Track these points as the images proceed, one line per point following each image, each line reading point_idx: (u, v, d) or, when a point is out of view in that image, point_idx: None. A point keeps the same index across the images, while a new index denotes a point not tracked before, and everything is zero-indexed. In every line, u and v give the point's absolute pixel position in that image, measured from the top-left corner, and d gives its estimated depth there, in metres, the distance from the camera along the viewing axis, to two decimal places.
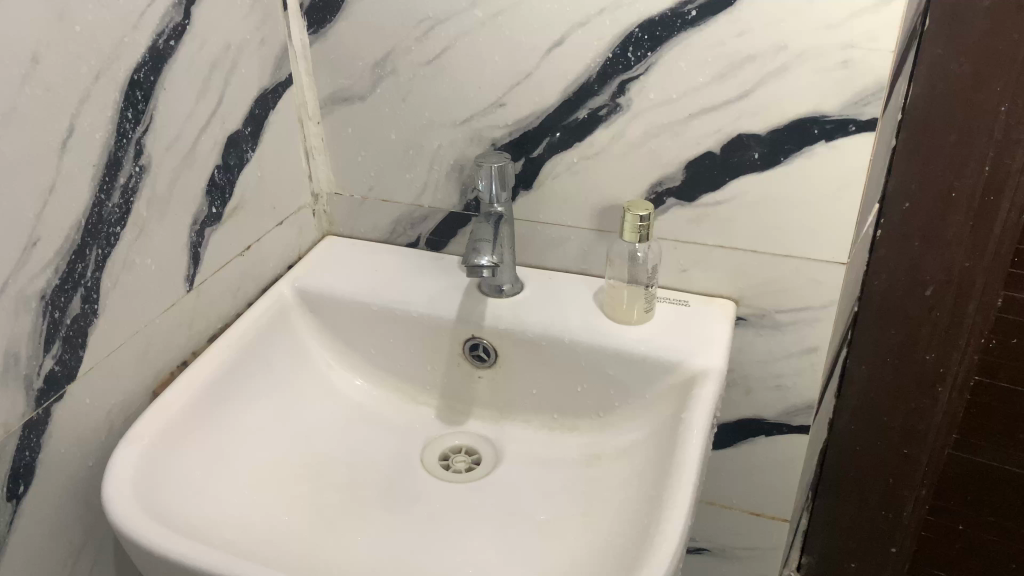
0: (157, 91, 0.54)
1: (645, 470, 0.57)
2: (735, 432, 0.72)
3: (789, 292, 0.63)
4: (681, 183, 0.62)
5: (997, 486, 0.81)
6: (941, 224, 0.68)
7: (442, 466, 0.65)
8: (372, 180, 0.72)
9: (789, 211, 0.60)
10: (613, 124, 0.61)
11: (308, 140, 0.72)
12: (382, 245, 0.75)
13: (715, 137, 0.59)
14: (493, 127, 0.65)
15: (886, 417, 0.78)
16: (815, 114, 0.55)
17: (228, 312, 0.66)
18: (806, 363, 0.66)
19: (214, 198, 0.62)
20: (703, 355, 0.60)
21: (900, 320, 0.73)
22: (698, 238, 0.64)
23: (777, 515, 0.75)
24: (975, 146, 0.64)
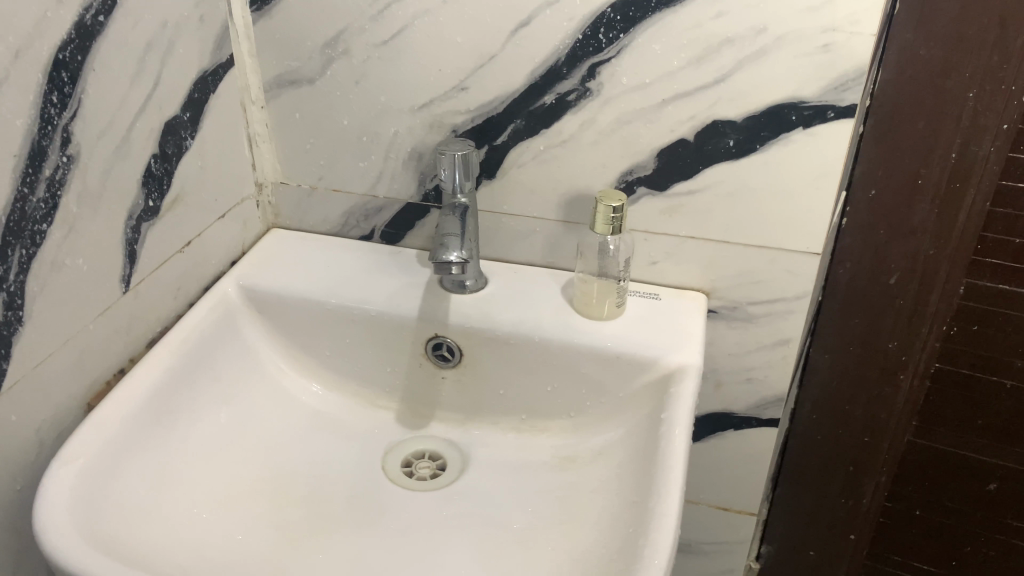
0: (85, 73, 0.49)
1: (625, 472, 0.55)
2: (704, 427, 0.70)
3: (763, 284, 0.62)
4: (653, 172, 0.59)
5: (954, 472, 0.82)
6: (907, 212, 0.66)
7: (406, 474, 0.61)
8: (321, 169, 0.67)
9: (764, 201, 0.58)
10: (583, 110, 0.58)
11: (250, 127, 0.67)
12: (333, 238, 0.71)
13: (689, 124, 0.57)
14: (454, 113, 0.61)
15: (848, 407, 0.77)
16: (794, 100, 0.53)
17: (168, 314, 0.61)
18: (778, 356, 0.65)
19: (151, 190, 0.56)
20: (680, 352, 0.58)
21: (865, 309, 0.72)
22: (670, 229, 0.62)
23: (746, 509, 0.73)
24: (942, 134, 0.62)
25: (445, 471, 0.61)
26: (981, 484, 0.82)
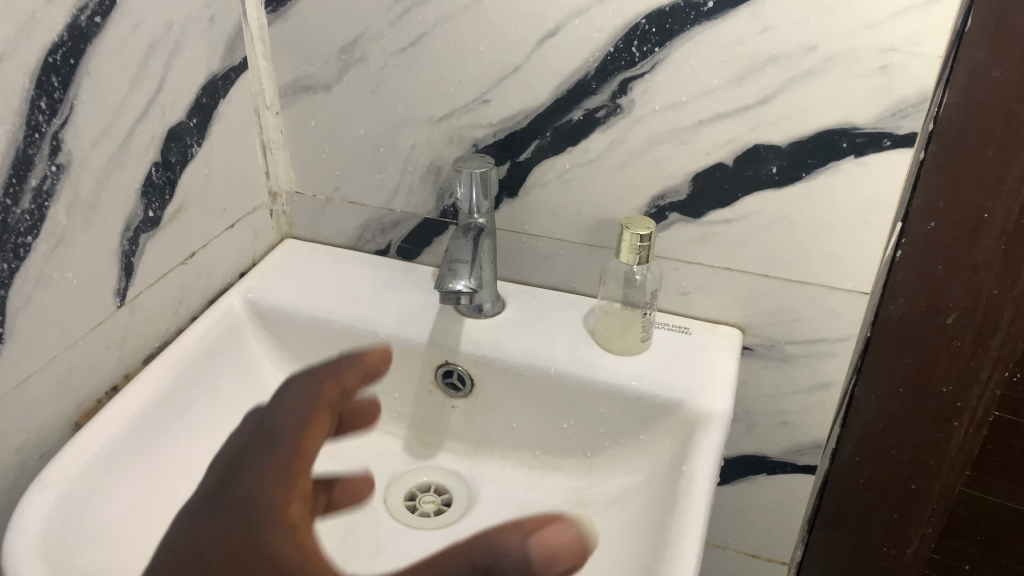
0: (78, 78, 0.46)
1: (640, 525, 0.51)
2: (733, 469, 0.65)
3: (803, 323, 0.56)
4: (686, 197, 0.55)
5: (1009, 527, 0.75)
6: (970, 247, 0.60)
7: (408, 508, 0.57)
8: (337, 179, 0.64)
9: (808, 234, 0.53)
10: (613, 128, 0.54)
11: (264, 134, 0.64)
12: (347, 252, 0.68)
13: (727, 147, 0.52)
14: (475, 126, 0.57)
15: (895, 452, 0.71)
16: (845, 126, 0.48)
17: (168, 328, 0.58)
18: (816, 401, 0.59)
19: (151, 200, 0.54)
20: (705, 396, 0.53)
21: (917, 350, 0.66)
22: (703, 260, 0.57)
23: (776, 558, 0.68)
24: (1014, 166, 0.55)
25: (451, 507, 0.58)
26: None
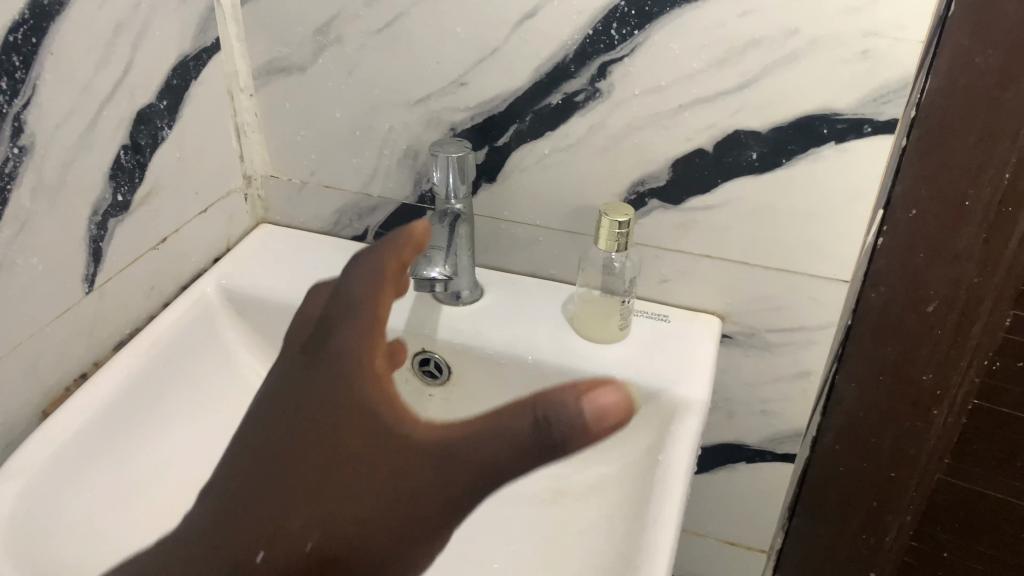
0: (41, 57, 0.44)
1: (616, 514, 0.50)
2: (713, 457, 0.65)
3: (783, 311, 0.56)
4: (666, 183, 0.54)
5: (987, 515, 0.76)
6: (951, 235, 0.60)
7: None
8: (313, 163, 0.63)
9: (788, 221, 0.52)
10: (592, 112, 0.53)
11: (239, 117, 0.62)
12: (323, 237, 0.67)
13: (707, 133, 0.51)
14: (452, 109, 0.56)
15: (875, 440, 0.71)
16: (825, 111, 0.47)
17: (139, 314, 0.57)
18: (796, 389, 0.59)
19: (119, 183, 0.52)
20: (683, 384, 0.52)
21: (898, 338, 0.65)
22: (682, 247, 0.56)
23: (756, 545, 0.68)
24: (996, 153, 0.55)
25: None
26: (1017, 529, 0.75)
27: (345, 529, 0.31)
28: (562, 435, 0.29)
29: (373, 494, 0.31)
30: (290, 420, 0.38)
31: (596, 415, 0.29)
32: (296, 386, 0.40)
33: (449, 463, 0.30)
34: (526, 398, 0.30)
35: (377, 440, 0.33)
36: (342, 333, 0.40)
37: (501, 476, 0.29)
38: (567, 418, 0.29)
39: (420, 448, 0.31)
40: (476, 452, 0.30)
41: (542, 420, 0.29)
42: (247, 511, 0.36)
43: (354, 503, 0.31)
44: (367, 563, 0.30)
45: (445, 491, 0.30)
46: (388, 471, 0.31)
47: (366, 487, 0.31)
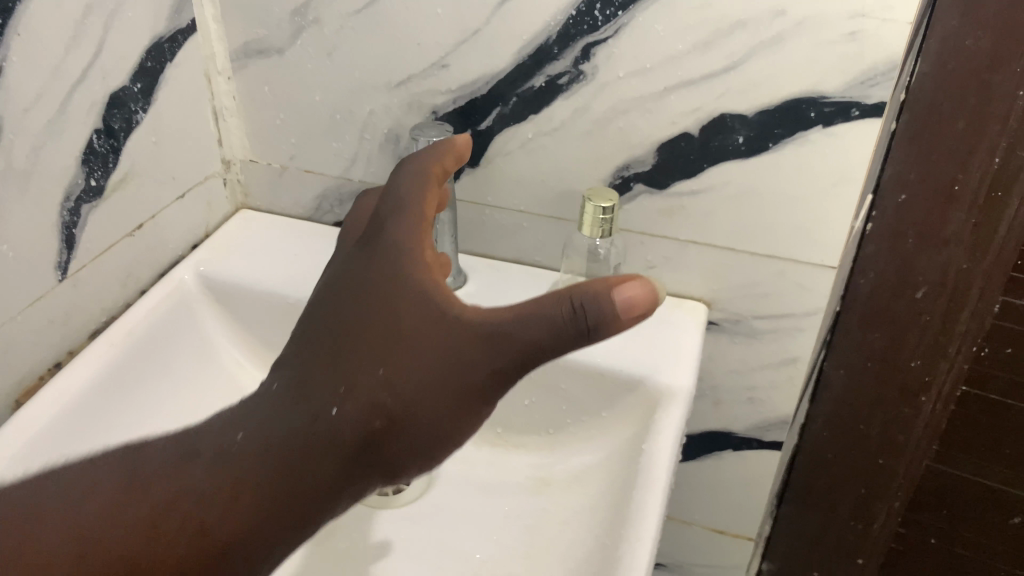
0: (8, 38, 0.43)
1: (600, 504, 0.50)
2: (699, 444, 0.64)
3: (770, 298, 0.55)
4: (651, 168, 0.53)
5: (975, 503, 0.75)
6: (940, 221, 0.59)
7: None
8: (293, 147, 0.62)
9: (775, 206, 0.51)
10: (576, 95, 0.52)
11: (217, 100, 0.61)
12: (304, 224, 0.66)
13: (693, 116, 0.50)
14: (434, 92, 0.55)
15: (863, 426, 0.71)
16: (812, 94, 0.47)
17: (115, 302, 0.56)
18: (783, 376, 0.58)
19: (93, 168, 0.51)
20: (667, 372, 0.52)
21: (887, 325, 0.65)
22: (668, 233, 0.55)
23: (742, 533, 0.68)
24: (986, 137, 0.54)
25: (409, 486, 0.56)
26: (1004, 516, 0.75)
27: (405, 389, 0.35)
28: (591, 325, 0.32)
29: (425, 358, 0.35)
30: (346, 291, 0.38)
31: (624, 306, 0.32)
32: (354, 275, 0.39)
33: (498, 338, 0.34)
34: (559, 291, 0.33)
35: (425, 320, 0.36)
36: (396, 223, 0.39)
37: (538, 352, 0.33)
38: (598, 306, 0.31)
39: (467, 326, 0.35)
40: (520, 333, 0.33)
41: (579, 306, 0.32)
42: (304, 393, 0.36)
43: (400, 371, 0.35)
44: (425, 418, 0.35)
45: (488, 362, 0.34)
46: (439, 339, 0.35)
47: (420, 353, 0.35)
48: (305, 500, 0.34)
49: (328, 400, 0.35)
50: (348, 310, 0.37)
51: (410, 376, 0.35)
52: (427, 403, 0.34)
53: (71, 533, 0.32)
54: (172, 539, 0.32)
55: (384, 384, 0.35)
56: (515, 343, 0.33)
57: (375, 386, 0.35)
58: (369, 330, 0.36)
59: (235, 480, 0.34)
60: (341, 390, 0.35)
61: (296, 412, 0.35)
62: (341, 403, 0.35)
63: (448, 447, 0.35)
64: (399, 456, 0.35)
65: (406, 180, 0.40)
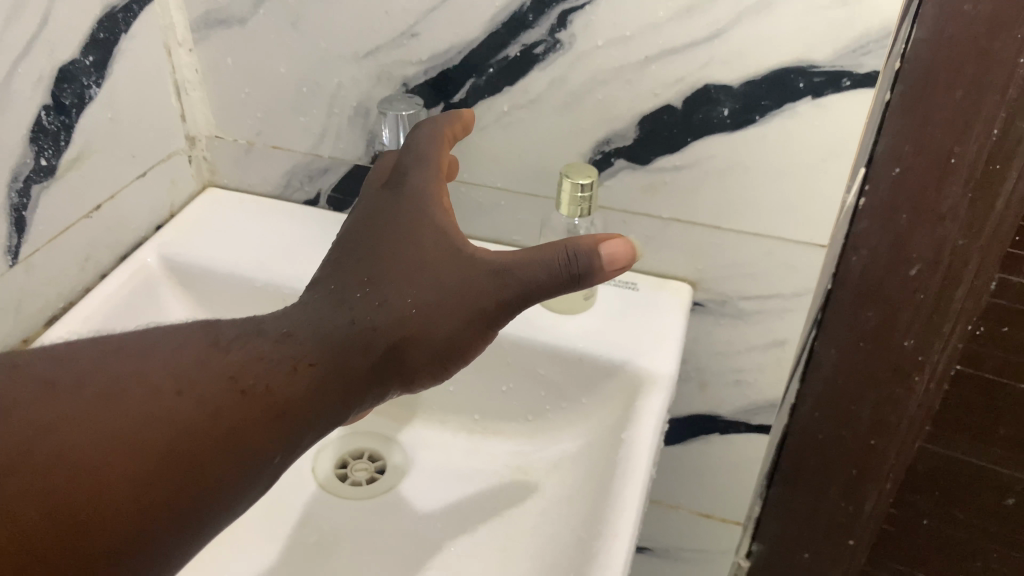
0: None
1: (579, 496, 0.48)
2: (685, 428, 0.62)
3: (757, 277, 0.53)
4: (632, 142, 0.50)
5: (969, 484, 0.73)
6: (935, 196, 0.56)
7: (339, 477, 0.54)
8: (260, 122, 0.59)
9: (761, 182, 0.49)
10: (553, 66, 0.49)
11: (178, 73, 0.58)
12: (274, 202, 0.63)
13: (675, 88, 0.47)
14: (404, 64, 0.52)
15: (854, 406, 0.69)
16: (801, 63, 0.44)
17: (74, 287, 0.53)
18: (771, 358, 0.56)
19: (43, 146, 0.48)
20: (650, 357, 0.50)
21: (880, 303, 0.62)
22: (650, 211, 0.53)
23: (730, 518, 0.66)
24: (984, 107, 0.51)
25: (384, 474, 0.54)
26: (997, 498, 0.73)
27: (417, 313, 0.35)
28: (586, 269, 0.35)
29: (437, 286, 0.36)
30: (367, 225, 0.40)
31: (611, 256, 0.35)
32: (383, 211, 0.40)
33: (508, 274, 0.35)
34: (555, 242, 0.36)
35: (447, 252, 0.37)
36: (420, 175, 0.41)
37: (541, 291, 0.35)
38: (590, 258, 0.34)
39: (482, 261, 0.37)
40: (522, 272, 0.35)
41: (572, 255, 0.35)
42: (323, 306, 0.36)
43: (422, 289, 0.36)
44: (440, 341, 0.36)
45: (496, 294, 0.36)
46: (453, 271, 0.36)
47: (442, 275, 0.36)
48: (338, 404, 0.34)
49: (357, 308, 0.35)
50: (377, 236, 0.39)
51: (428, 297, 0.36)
52: (445, 321, 0.36)
53: (158, 374, 0.30)
54: (249, 396, 0.31)
55: (409, 301, 0.36)
56: (522, 277, 0.35)
57: (400, 300, 0.36)
58: (397, 255, 0.37)
59: (295, 356, 0.33)
60: (369, 302, 0.35)
61: (328, 313, 0.35)
62: (370, 312, 0.35)
63: (460, 364, 0.37)
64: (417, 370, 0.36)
65: (427, 139, 0.43)
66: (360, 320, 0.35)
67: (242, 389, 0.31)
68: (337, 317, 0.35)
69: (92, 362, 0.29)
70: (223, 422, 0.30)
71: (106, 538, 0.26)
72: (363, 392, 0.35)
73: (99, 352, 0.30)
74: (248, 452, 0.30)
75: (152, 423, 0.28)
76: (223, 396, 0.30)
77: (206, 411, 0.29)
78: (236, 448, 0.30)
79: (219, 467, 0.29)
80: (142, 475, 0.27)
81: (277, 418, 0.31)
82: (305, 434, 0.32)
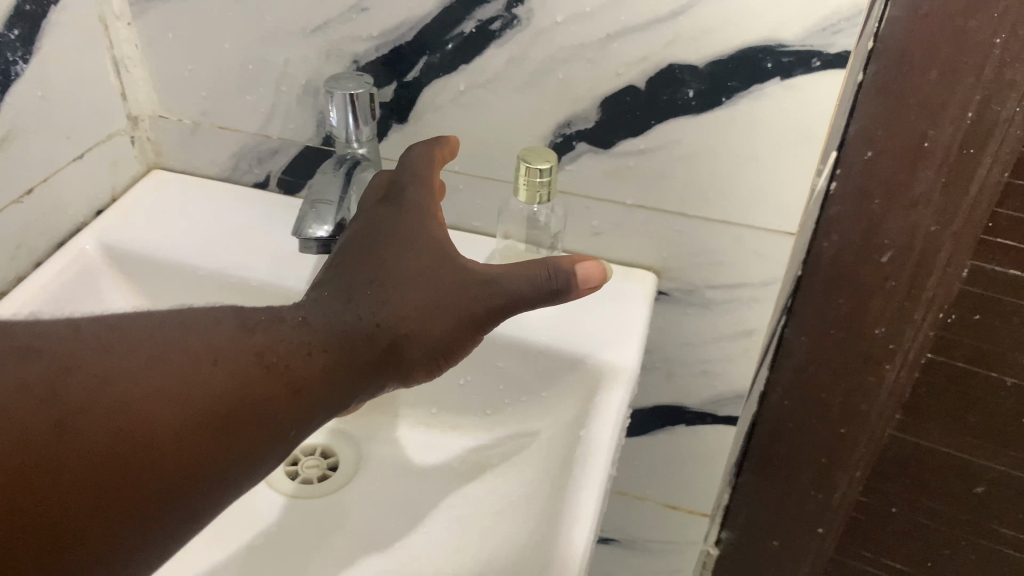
0: None
1: (535, 495, 0.46)
2: (650, 419, 0.61)
3: (723, 266, 0.51)
4: (595, 125, 0.48)
5: (939, 472, 0.72)
6: (907, 180, 0.54)
7: (288, 475, 0.53)
8: (205, 101, 0.56)
9: (728, 167, 0.47)
10: (510, 43, 0.46)
11: (117, 49, 0.55)
12: (222, 185, 0.60)
13: (639, 67, 0.45)
14: (354, 39, 0.49)
15: (824, 395, 0.67)
16: (770, 42, 0.42)
17: (4, 276, 0.50)
18: (738, 349, 0.54)
19: None
20: (612, 350, 0.48)
21: (850, 290, 0.61)
22: (613, 196, 0.51)
23: (696, 510, 0.65)
24: (959, 89, 0.49)
25: (336, 471, 0.53)
26: (967, 486, 0.72)
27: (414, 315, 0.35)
28: (563, 285, 0.35)
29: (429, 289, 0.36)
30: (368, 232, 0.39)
31: (584, 277, 0.35)
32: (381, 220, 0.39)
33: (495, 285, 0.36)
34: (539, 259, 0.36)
35: (440, 257, 0.37)
36: (416, 190, 0.40)
37: (523, 305, 0.35)
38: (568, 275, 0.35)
39: (473, 268, 0.37)
40: (510, 283, 0.35)
41: (552, 271, 0.35)
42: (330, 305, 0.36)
43: (417, 292, 0.36)
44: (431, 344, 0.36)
45: (482, 301, 0.36)
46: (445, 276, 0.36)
47: (436, 279, 0.36)
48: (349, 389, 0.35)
49: (360, 302, 0.36)
50: (377, 241, 0.38)
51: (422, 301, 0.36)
52: (438, 323, 0.36)
53: (198, 345, 0.30)
54: (275, 372, 0.32)
55: (406, 304, 0.35)
56: (506, 289, 0.35)
57: (399, 300, 0.36)
58: (395, 256, 0.37)
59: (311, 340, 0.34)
60: (372, 302, 0.36)
61: (335, 307, 0.36)
62: (373, 312, 0.35)
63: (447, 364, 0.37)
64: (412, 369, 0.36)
65: (425, 155, 0.42)
66: (364, 315, 0.35)
67: (269, 365, 0.32)
68: (342, 311, 0.36)
69: (134, 332, 0.30)
70: (256, 394, 0.31)
71: (147, 492, 0.27)
72: (371, 382, 0.36)
73: (137, 324, 0.30)
74: (273, 422, 0.31)
75: (197, 388, 0.29)
76: (253, 372, 0.31)
77: (243, 381, 0.31)
78: (265, 419, 0.31)
79: (245, 435, 0.30)
80: (181, 439, 0.28)
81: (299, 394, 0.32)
82: (322, 412, 0.33)
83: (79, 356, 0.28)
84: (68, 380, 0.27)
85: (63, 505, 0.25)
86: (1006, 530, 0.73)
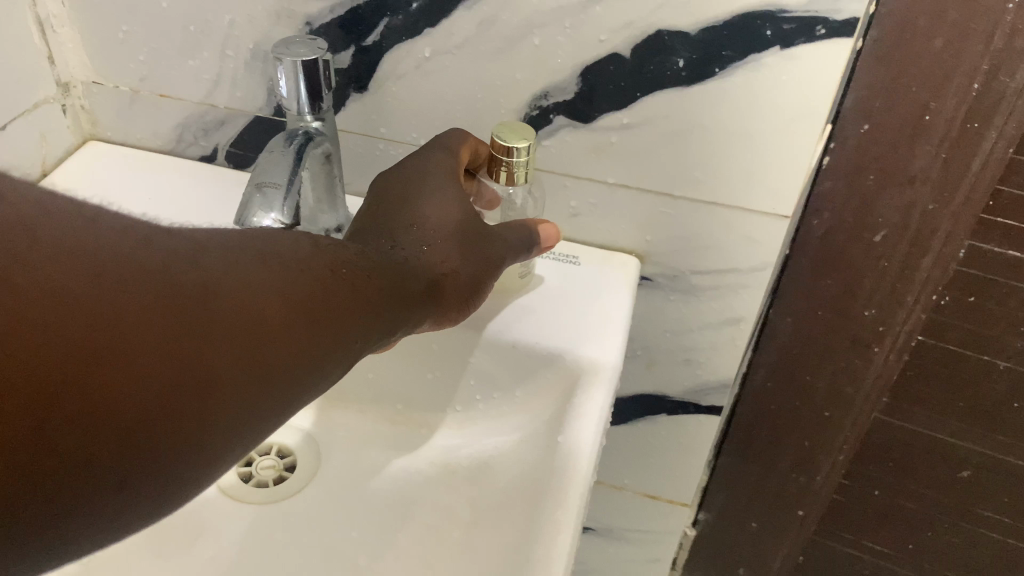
0: None
1: (512, 500, 0.43)
2: (630, 408, 0.57)
3: (711, 250, 0.47)
4: (573, 97, 0.44)
5: (924, 455, 0.70)
6: (906, 155, 0.49)
7: (242, 478, 0.49)
8: (143, 67, 0.51)
9: (719, 145, 0.43)
10: (481, 5, 0.42)
11: (41, 7, 0.49)
12: (165, 158, 0.55)
13: (623, 34, 0.40)
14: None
15: (810, 378, 0.63)
16: (769, 7, 0.37)
17: None
18: (724, 337, 0.51)
19: None
20: (595, 343, 0.44)
21: (840, 270, 0.56)
22: (594, 174, 0.47)
23: (677, 500, 0.62)
24: (967, 57, 0.44)
25: (294, 472, 0.49)
26: (952, 470, 0.70)
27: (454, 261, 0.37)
28: (532, 241, 0.42)
29: (458, 243, 0.38)
30: (412, 180, 0.39)
31: (546, 238, 0.42)
32: (418, 172, 0.40)
33: (499, 240, 0.40)
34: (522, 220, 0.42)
35: (469, 214, 0.39)
36: (439, 155, 0.41)
37: (514, 255, 0.41)
38: (540, 232, 0.42)
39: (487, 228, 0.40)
40: (503, 233, 0.41)
41: (527, 233, 0.41)
42: (377, 239, 0.36)
43: (450, 246, 0.37)
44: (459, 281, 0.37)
45: (492, 255, 0.40)
46: (473, 227, 0.39)
47: (468, 226, 0.39)
48: (399, 316, 0.34)
49: (405, 245, 0.36)
50: (408, 194, 0.39)
51: (451, 254, 0.37)
52: (467, 266, 0.38)
53: (286, 250, 0.29)
54: (351, 283, 0.31)
55: (445, 258, 0.37)
56: (507, 243, 0.40)
57: (438, 247, 0.37)
58: (428, 209, 0.38)
59: (370, 266, 0.33)
60: (417, 246, 0.36)
61: (383, 248, 0.36)
62: (420, 254, 0.36)
63: (471, 302, 0.39)
64: (442, 306, 0.37)
65: (454, 134, 0.43)
66: (412, 257, 0.36)
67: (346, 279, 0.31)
68: (391, 252, 0.36)
69: (230, 234, 0.28)
70: (336, 301, 0.30)
71: (260, 368, 0.26)
72: (412, 318, 0.35)
73: (225, 231, 0.28)
74: (351, 331, 0.30)
75: (290, 283, 0.28)
76: (332, 282, 0.30)
77: (327, 287, 0.29)
78: (345, 327, 0.30)
79: (331, 340, 0.29)
80: (290, 327, 0.27)
81: (367, 307, 0.31)
82: (380, 335, 0.32)
83: (193, 240, 0.26)
84: (188, 255, 0.25)
85: (204, 368, 0.24)
86: (990, 513, 0.72)
